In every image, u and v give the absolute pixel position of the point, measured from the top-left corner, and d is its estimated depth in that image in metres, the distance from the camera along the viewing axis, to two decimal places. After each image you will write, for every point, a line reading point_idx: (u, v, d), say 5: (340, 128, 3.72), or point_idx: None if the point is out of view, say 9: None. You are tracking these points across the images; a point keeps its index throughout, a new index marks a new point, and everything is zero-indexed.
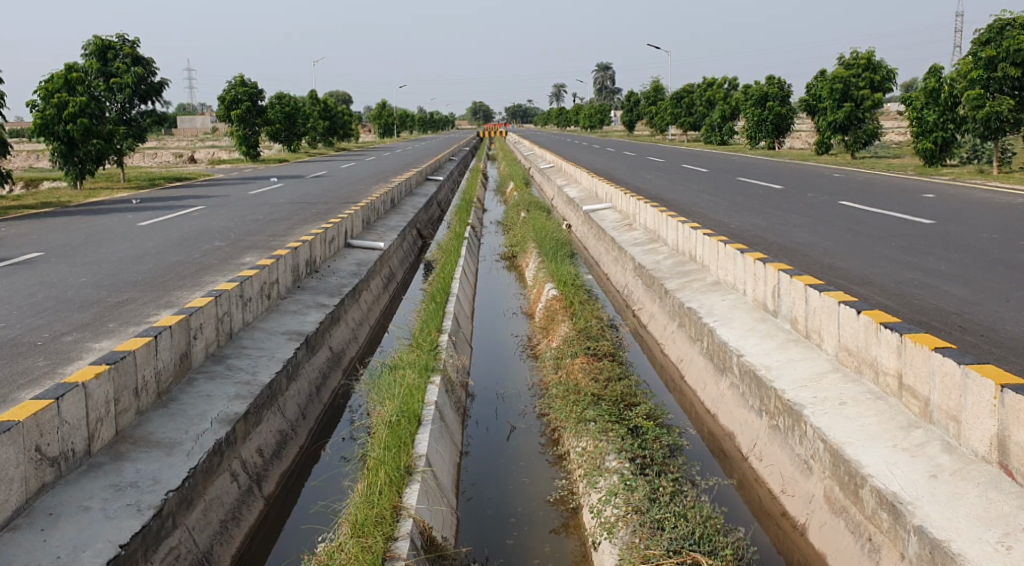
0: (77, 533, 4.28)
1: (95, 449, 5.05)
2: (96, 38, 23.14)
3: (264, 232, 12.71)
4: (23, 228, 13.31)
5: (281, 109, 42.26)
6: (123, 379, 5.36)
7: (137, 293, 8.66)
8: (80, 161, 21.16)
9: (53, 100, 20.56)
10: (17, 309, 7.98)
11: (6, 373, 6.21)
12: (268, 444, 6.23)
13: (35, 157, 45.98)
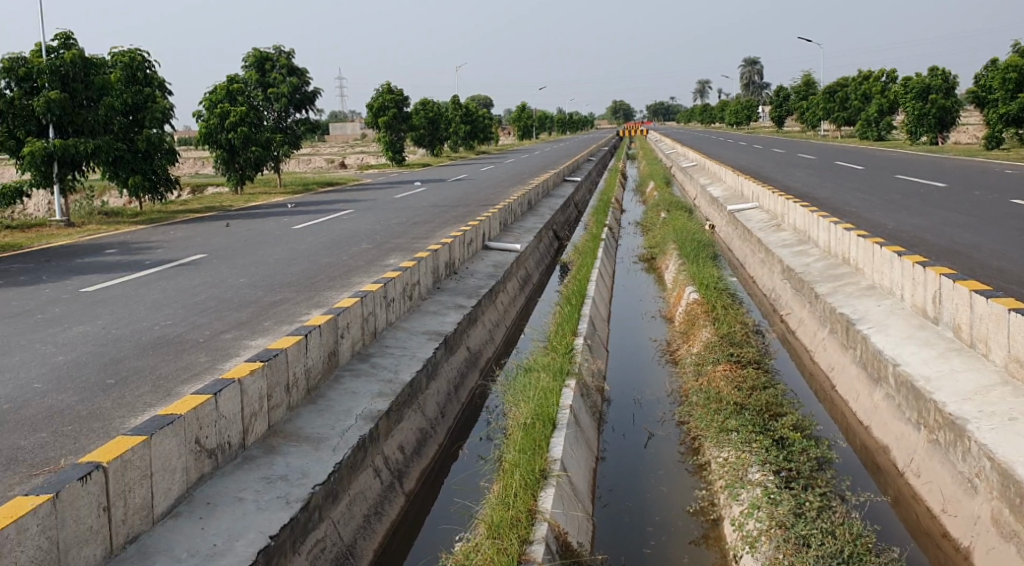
0: (231, 522, 4.51)
1: (249, 442, 5.32)
2: (255, 51, 24.68)
3: (406, 234, 13.08)
4: (189, 231, 14.26)
5: (425, 114, 43.49)
6: (276, 375, 5.63)
7: (288, 293, 9.09)
8: (240, 168, 22.48)
9: (216, 110, 22.06)
10: (183, 308, 8.53)
11: (171, 369, 6.65)
12: (409, 442, 6.38)
13: (202, 165, 49.28)
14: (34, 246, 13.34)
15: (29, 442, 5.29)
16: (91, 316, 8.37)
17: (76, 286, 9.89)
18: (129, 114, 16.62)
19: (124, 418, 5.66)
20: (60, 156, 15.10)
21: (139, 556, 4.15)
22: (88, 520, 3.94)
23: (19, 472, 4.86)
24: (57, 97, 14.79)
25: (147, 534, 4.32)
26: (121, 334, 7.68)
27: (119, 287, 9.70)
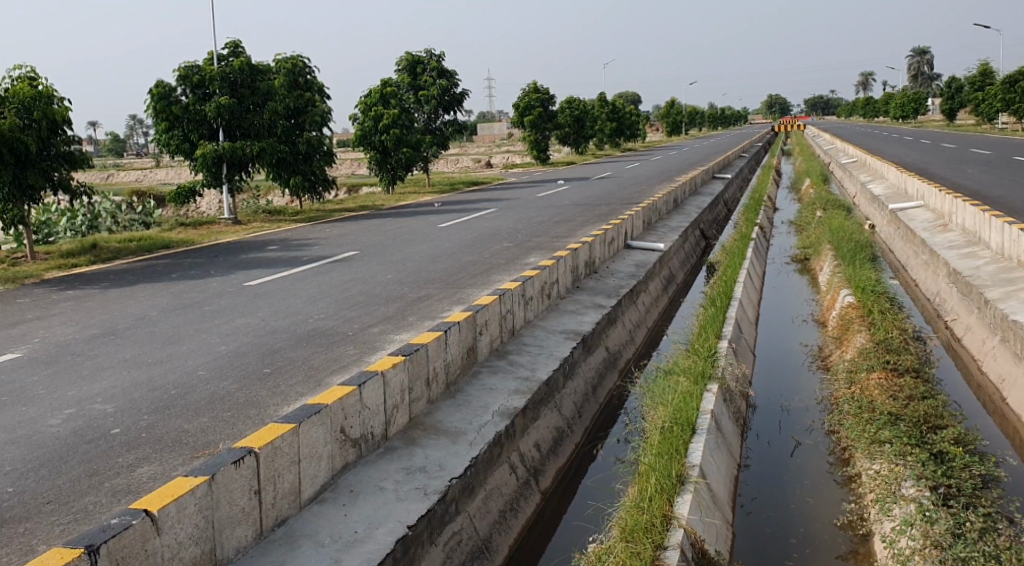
0: (372, 510, 4.66)
1: (391, 433, 5.50)
2: (407, 55, 25.51)
3: (548, 233, 13.14)
4: (343, 229, 14.90)
5: (571, 112, 43.58)
6: (417, 369, 5.78)
7: (432, 290, 9.33)
8: (392, 169, 23.29)
9: (371, 113, 22.94)
10: (335, 303, 8.92)
11: (322, 360, 6.96)
12: (545, 440, 6.39)
13: (357, 166, 51.46)
14: (205, 242, 14.33)
15: (192, 425, 5.67)
16: (251, 309, 8.89)
17: (239, 280, 10.53)
18: (291, 117, 17.59)
19: (276, 406, 5.98)
20: (229, 157, 16.11)
21: (286, 539, 4.36)
22: (241, 502, 4.19)
23: (183, 454, 5.23)
24: (227, 103, 15.78)
25: (295, 518, 4.55)
26: (277, 326, 8.12)
27: (277, 282, 10.27)
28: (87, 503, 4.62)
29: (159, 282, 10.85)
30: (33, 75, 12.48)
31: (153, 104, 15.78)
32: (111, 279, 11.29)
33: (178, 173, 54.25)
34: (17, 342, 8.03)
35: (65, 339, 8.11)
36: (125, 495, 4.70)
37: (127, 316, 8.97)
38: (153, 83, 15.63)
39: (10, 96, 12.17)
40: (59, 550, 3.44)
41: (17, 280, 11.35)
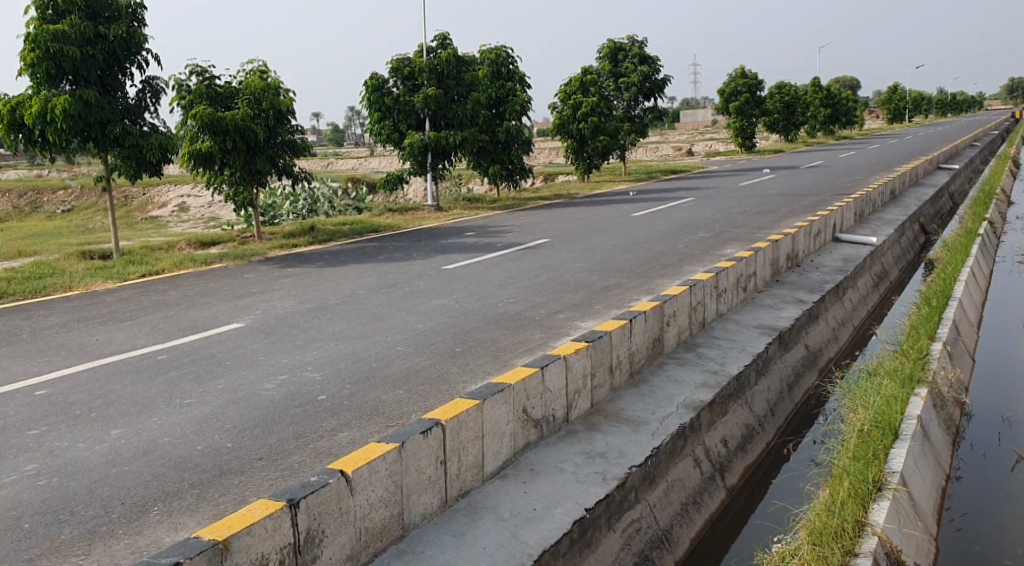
0: (551, 489, 4.73)
1: (573, 417, 5.54)
2: (610, 42, 25.43)
3: (748, 224, 12.67)
4: (540, 216, 15.12)
5: (780, 98, 41.73)
6: (600, 356, 5.79)
7: (622, 278, 9.29)
8: (588, 157, 23.51)
9: (571, 102, 23.12)
10: (525, 288, 9.09)
11: (510, 342, 7.13)
12: (733, 437, 6.20)
13: (557, 155, 52.11)
14: (409, 227, 15.04)
15: (388, 397, 6.00)
16: (447, 291, 9.25)
17: (437, 263, 10.98)
18: (492, 107, 18.12)
19: (465, 383, 6.20)
20: (434, 147, 16.77)
21: (469, 510, 4.52)
22: (427, 471, 4.38)
23: (378, 423, 5.55)
24: (434, 94, 16.39)
25: (478, 490, 4.71)
26: (472, 308, 8.40)
27: (473, 266, 10.61)
28: (293, 461, 5.01)
29: (367, 263, 11.53)
30: (264, 69, 13.58)
31: (367, 96, 16.75)
32: (325, 259, 12.12)
33: (389, 162, 57.23)
34: (242, 313, 8.82)
35: (283, 311, 8.81)
36: (325, 456, 5.07)
37: (336, 293, 9.61)
38: (368, 76, 16.58)
39: (244, 88, 13.34)
40: (264, 501, 3.72)
41: (246, 258, 12.45)
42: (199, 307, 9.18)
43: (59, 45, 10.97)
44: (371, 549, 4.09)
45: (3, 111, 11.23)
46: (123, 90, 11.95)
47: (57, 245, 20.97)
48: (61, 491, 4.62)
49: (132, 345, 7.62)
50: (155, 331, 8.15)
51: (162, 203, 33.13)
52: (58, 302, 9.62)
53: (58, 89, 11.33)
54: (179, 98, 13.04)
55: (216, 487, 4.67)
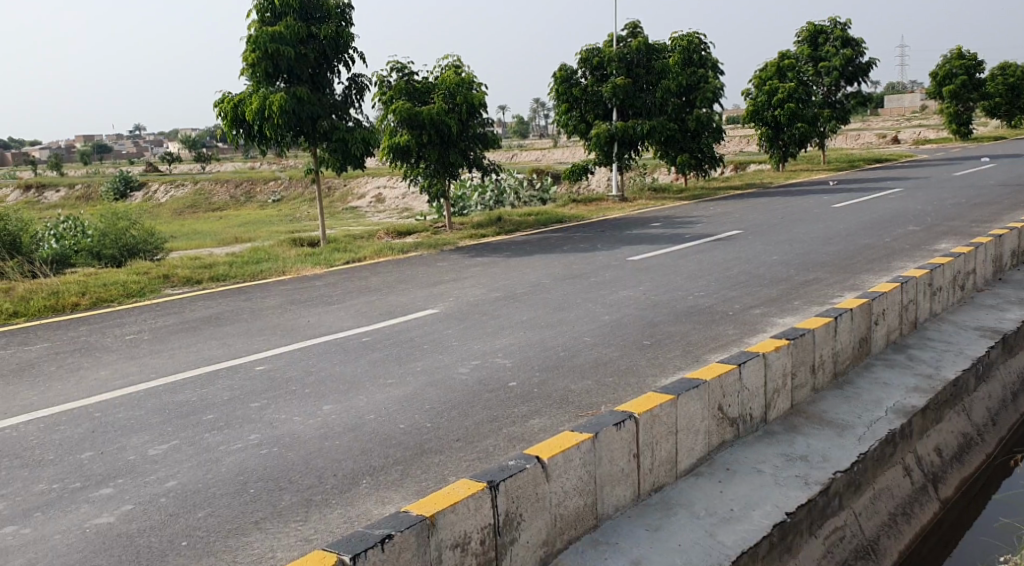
0: (749, 490, 4.57)
1: (771, 417, 5.34)
2: (810, 25, 24.28)
3: (966, 217, 11.68)
4: (732, 207, 14.67)
5: (1004, 80, 38.16)
6: (802, 355, 5.54)
7: (821, 273, 8.84)
8: (783, 145, 22.62)
9: (766, 88, 22.25)
10: (718, 281, 8.85)
11: (702, 337, 6.96)
12: (948, 445, 5.76)
13: (747, 143, 50.36)
14: (595, 218, 15.05)
15: (578, 386, 6.02)
16: (634, 282, 9.17)
17: (624, 254, 10.91)
18: (683, 95, 17.74)
19: (656, 376, 6.12)
20: (621, 136, 16.65)
21: (662, 505, 4.46)
22: (621, 463, 4.36)
23: (569, 411, 5.58)
24: (623, 83, 16.27)
25: (671, 487, 4.63)
26: (660, 300, 8.28)
27: (661, 257, 10.45)
28: (488, 444, 5.14)
29: (553, 253, 11.64)
30: (459, 64, 14.01)
31: (556, 87, 16.98)
32: (513, 249, 12.36)
33: (573, 153, 57.50)
34: (437, 300, 9.15)
35: (474, 299, 9.07)
36: (519, 441, 5.16)
37: (524, 282, 9.78)
38: (557, 67, 16.79)
39: (440, 83, 13.82)
40: (466, 481, 3.83)
41: (439, 247, 12.92)
42: (397, 293, 9.62)
43: (276, 46, 11.81)
44: (566, 537, 4.12)
45: (227, 108, 12.25)
46: (331, 87, 12.73)
47: (269, 232, 22.71)
48: (280, 461, 4.98)
49: (337, 327, 8.10)
50: (359, 314, 8.63)
51: (361, 195, 35.08)
52: (272, 285, 10.39)
53: (275, 87, 12.22)
54: (380, 94, 13.70)
55: (417, 465, 4.88)
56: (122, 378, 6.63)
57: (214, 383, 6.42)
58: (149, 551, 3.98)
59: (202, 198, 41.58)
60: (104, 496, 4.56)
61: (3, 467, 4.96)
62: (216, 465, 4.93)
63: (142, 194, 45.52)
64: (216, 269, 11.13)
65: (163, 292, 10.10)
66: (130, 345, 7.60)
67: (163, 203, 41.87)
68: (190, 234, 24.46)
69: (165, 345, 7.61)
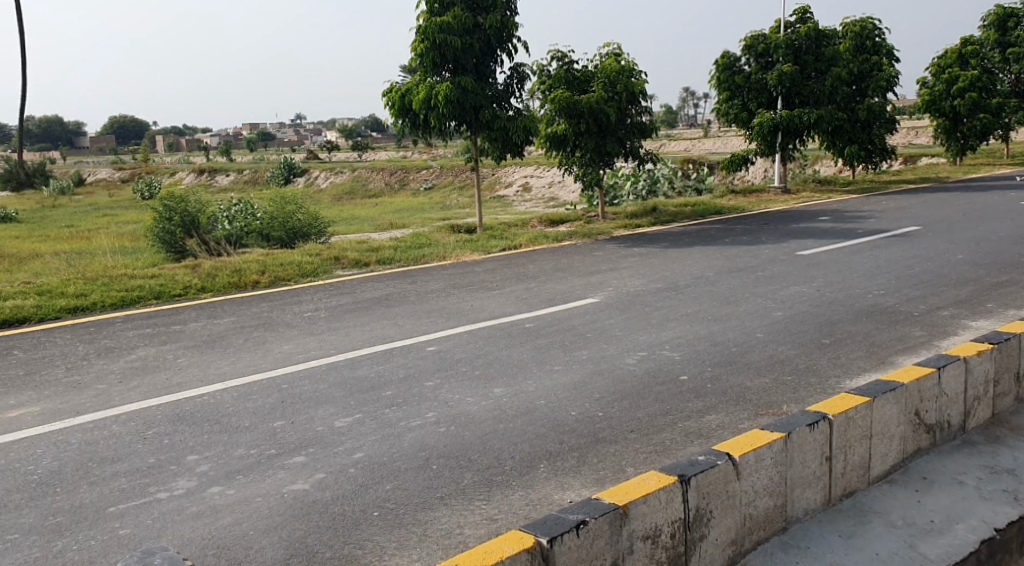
0: (950, 502, 4.28)
1: (971, 426, 4.99)
2: (999, 8, 22.60)
3: None
4: (905, 202, 13.88)
5: None
6: (1007, 360, 5.14)
7: (1015, 275, 8.20)
8: (962, 137, 21.11)
9: (944, 76, 20.94)
10: (898, 280, 8.37)
11: (886, 338, 6.60)
12: None
13: (915, 135, 47.57)
14: (755, 211, 14.58)
15: (754, 384, 5.84)
16: (805, 278, 8.81)
17: (790, 248, 10.52)
18: (853, 84, 16.89)
19: (838, 378, 5.84)
20: (785, 126, 16.01)
21: (855, 512, 4.25)
22: (813, 465, 4.18)
23: (747, 409, 5.41)
24: (789, 70, 15.73)
25: (863, 493, 4.41)
26: (836, 297, 7.91)
27: (831, 253, 9.98)
28: (664, 438, 5.05)
29: (714, 246, 11.35)
30: (620, 52, 13.89)
31: (718, 75, 16.69)
32: (672, 240, 12.16)
33: (725, 142, 55.81)
34: (597, 289, 9.11)
35: (636, 289, 8.97)
36: (697, 437, 5.05)
37: (687, 274, 9.59)
38: (720, 55, 16.42)
39: (600, 72, 13.74)
40: (656, 473, 3.77)
41: (595, 236, 12.87)
42: (556, 281, 9.65)
43: (444, 36, 12.09)
44: (754, 537, 4.00)
45: (395, 97, 12.66)
46: (494, 76, 12.91)
47: (421, 219, 23.33)
48: (458, 439, 5.08)
49: (501, 312, 8.21)
50: (521, 300, 8.70)
51: (509, 182, 35.52)
52: (436, 269, 10.63)
53: (440, 77, 12.52)
54: (540, 83, 13.77)
55: (594, 453, 4.86)
56: (304, 352, 6.96)
57: (388, 361, 6.63)
58: (343, 519, 4.15)
59: (358, 185, 43.25)
60: (297, 464, 4.78)
61: (205, 430, 5.28)
62: (398, 440, 5.08)
63: (304, 180, 47.96)
64: (381, 253, 11.51)
65: (334, 273, 10.52)
66: (308, 323, 7.97)
67: (321, 190, 43.91)
68: (349, 220, 25.47)
69: (340, 323, 7.93)
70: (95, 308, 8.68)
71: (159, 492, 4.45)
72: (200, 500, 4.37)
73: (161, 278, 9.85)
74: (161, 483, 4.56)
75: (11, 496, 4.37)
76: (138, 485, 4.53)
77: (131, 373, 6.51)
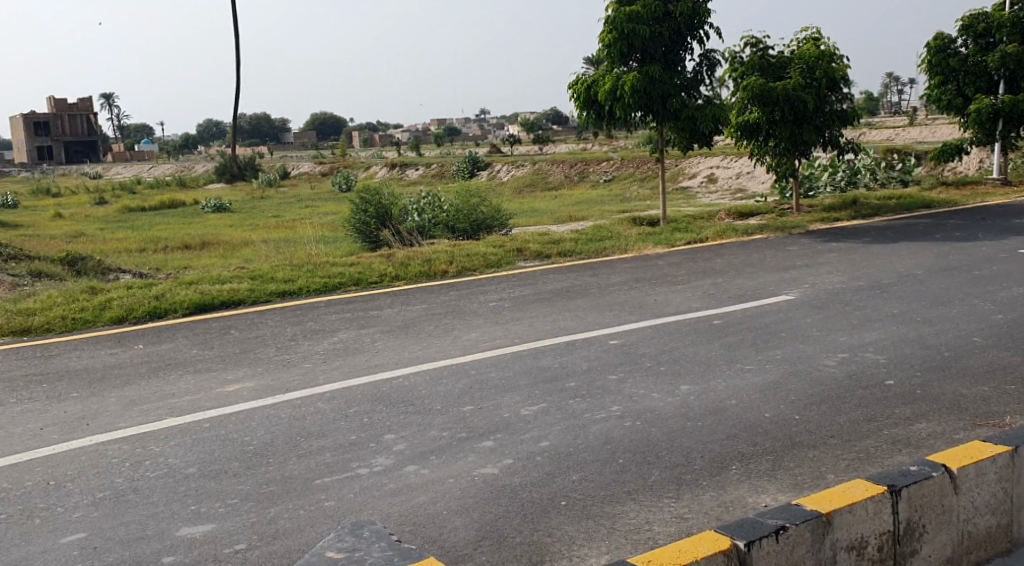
0: None
1: None
2: None
3: None
4: None
5: None
6: None
7: None
8: None
9: None
10: None
11: None
12: None
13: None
14: (968, 204, 13.44)
15: (971, 392, 5.37)
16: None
17: (1012, 246, 9.61)
18: None
19: None
20: (1007, 112, 14.65)
21: None
22: None
23: (963, 419, 4.99)
24: (1014, 51, 14.35)
25: None
26: None
27: None
28: (868, 445, 4.75)
29: (920, 242, 10.56)
30: (819, 36, 13.20)
31: (930, 57, 15.53)
32: (873, 235, 11.44)
33: (931, 128, 51.82)
34: (791, 286, 8.72)
35: (833, 287, 8.50)
36: (905, 446, 4.71)
37: (890, 272, 8.98)
38: (932, 36, 15.26)
39: (797, 57, 13.13)
40: (863, 482, 3.55)
41: (786, 230, 12.33)
42: (746, 277, 9.32)
43: (633, 25, 11.98)
44: (974, 557, 3.68)
45: (581, 89, 12.70)
46: (683, 65, 12.64)
47: (603, 212, 23.30)
48: (645, 435, 5.01)
49: (688, 307, 8.02)
50: (708, 296, 8.47)
51: (693, 173, 34.76)
52: (618, 263, 10.56)
53: (627, 67, 12.41)
54: (732, 70, 13.35)
55: (790, 457, 4.65)
56: (491, 340, 7.11)
57: (573, 352, 6.66)
58: (533, 506, 4.19)
59: (540, 177, 43.76)
60: (487, 448, 4.89)
61: (400, 412, 5.50)
62: (584, 431, 5.08)
63: (488, 173, 49.16)
64: (563, 245, 11.58)
65: (517, 265, 10.69)
66: (494, 312, 8.14)
67: (504, 183, 44.84)
68: (531, 212, 25.83)
69: (525, 314, 8.04)
70: (300, 293, 9.29)
71: (360, 468, 4.68)
72: (397, 478, 4.56)
73: (357, 266, 10.39)
74: (361, 460, 4.79)
75: (230, 464, 4.74)
76: (340, 460, 4.78)
77: (332, 354, 6.90)
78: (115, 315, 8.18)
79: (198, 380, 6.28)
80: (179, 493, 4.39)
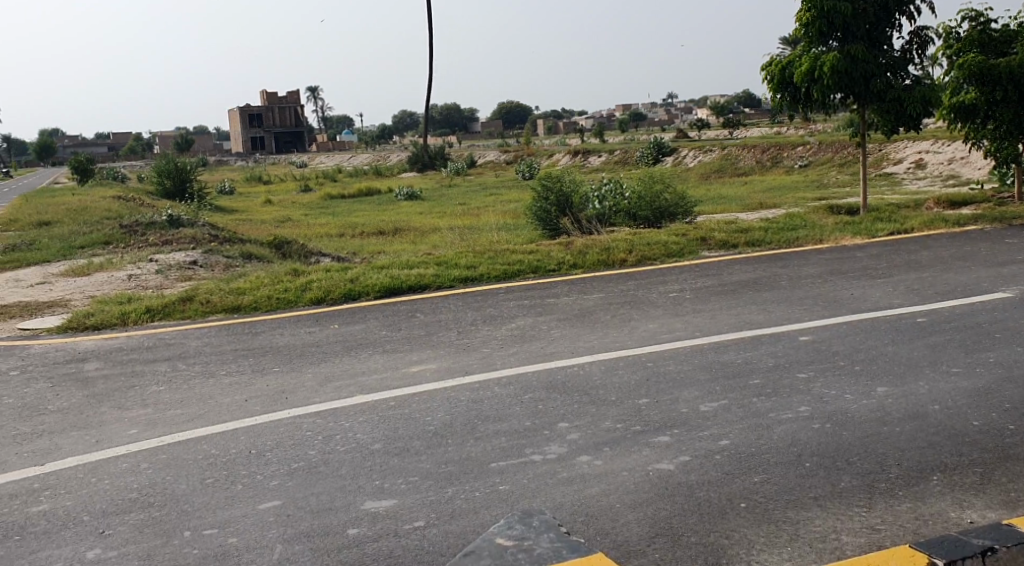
0: None
1: None
2: None
3: None
4: None
5: None
6: None
7: None
8: None
9: None
10: None
11: None
12: None
13: None
14: None
15: None
16: None
17: None
18: None
19: None
20: None
21: None
22: None
23: None
24: None
25: None
26: None
27: None
28: None
29: None
30: None
31: None
32: None
33: None
34: (1008, 282, 7.92)
35: None
36: None
37: None
38: None
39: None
40: None
41: (1005, 220, 11.23)
42: (956, 271, 8.56)
43: (834, 2, 11.33)
44: None
45: (775, 71, 12.16)
46: (890, 42, 11.81)
47: (795, 199, 22.25)
48: (834, 438, 4.71)
49: (886, 304, 7.48)
50: (910, 291, 7.86)
51: (898, 159, 32.48)
52: (810, 253, 10.03)
53: (827, 46, 11.77)
54: (947, 47, 12.32)
55: (1002, 471, 4.22)
56: (671, 333, 6.94)
57: (758, 348, 6.38)
58: (710, 505, 4.05)
59: (729, 163, 42.40)
60: (663, 443, 4.77)
61: (576, 401, 5.49)
62: (767, 432, 4.85)
63: (673, 159, 48.32)
64: (750, 234, 11.15)
65: (701, 254, 10.41)
66: (674, 303, 7.95)
67: (691, 169, 43.84)
68: (718, 199, 25.10)
69: (707, 305, 7.81)
70: (483, 279, 9.51)
71: (534, 455, 4.70)
72: (571, 467, 4.54)
73: (538, 253, 10.47)
74: (536, 446, 4.82)
75: (412, 442, 4.91)
76: (515, 446, 4.83)
77: (511, 340, 7.00)
78: (314, 296, 8.72)
79: (385, 360, 6.55)
80: (365, 467, 4.60)
